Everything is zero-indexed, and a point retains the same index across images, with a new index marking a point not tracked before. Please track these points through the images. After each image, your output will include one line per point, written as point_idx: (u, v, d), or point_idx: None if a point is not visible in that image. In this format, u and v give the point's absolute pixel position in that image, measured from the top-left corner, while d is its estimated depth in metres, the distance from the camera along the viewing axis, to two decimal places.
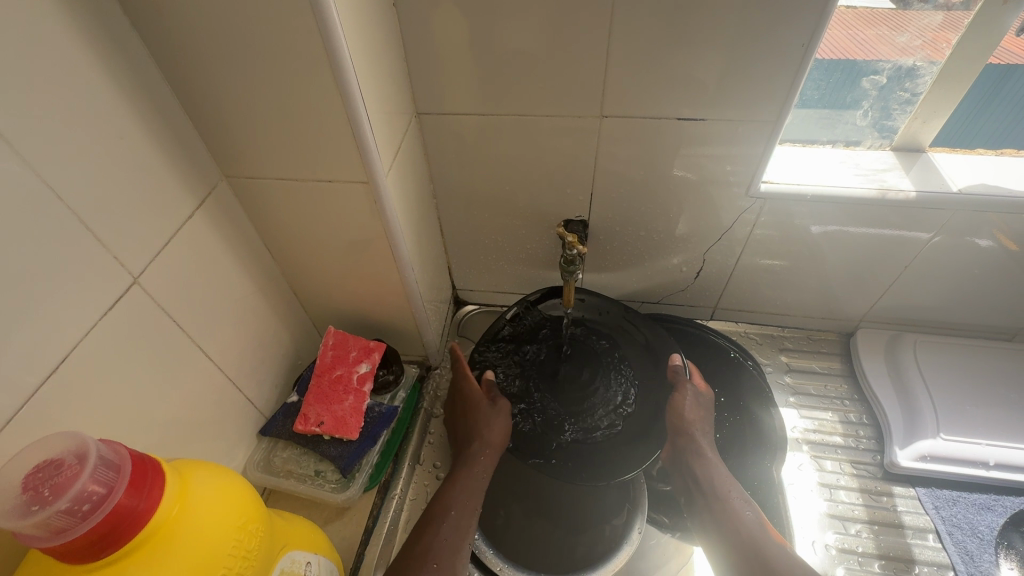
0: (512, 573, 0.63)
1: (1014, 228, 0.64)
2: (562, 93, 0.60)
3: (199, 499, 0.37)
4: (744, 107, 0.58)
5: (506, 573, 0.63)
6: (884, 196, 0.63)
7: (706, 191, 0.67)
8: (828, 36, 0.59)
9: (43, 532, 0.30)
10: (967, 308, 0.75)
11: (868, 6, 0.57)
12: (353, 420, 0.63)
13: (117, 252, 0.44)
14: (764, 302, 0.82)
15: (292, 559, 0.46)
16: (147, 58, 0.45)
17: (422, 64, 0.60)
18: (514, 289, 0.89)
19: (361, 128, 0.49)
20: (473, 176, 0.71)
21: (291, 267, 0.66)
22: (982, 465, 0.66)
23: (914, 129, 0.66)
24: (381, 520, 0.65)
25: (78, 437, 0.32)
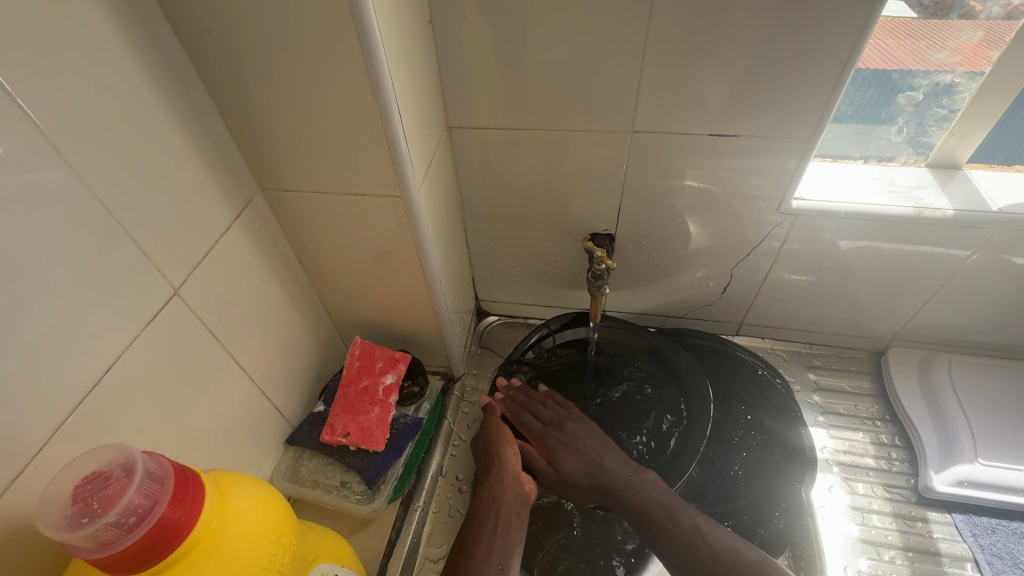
0: None
1: None
2: (593, 109, 0.60)
3: (236, 511, 0.37)
4: (777, 123, 0.58)
5: None
6: (920, 214, 0.62)
7: (736, 206, 0.67)
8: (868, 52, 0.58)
9: (91, 544, 0.30)
10: (1005, 329, 0.73)
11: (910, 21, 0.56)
12: (379, 432, 0.63)
13: (160, 265, 0.45)
14: (792, 319, 0.81)
15: (322, 572, 0.46)
16: (193, 76, 0.47)
17: (454, 80, 0.61)
18: (538, 301, 0.89)
19: (397, 142, 0.49)
20: (500, 189, 0.72)
21: (321, 278, 0.67)
22: (1022, 492, 0.64)
23: (951, 145, 0.65)
24: (404, 533, 0.65)
25: (125, 449, 0.33)
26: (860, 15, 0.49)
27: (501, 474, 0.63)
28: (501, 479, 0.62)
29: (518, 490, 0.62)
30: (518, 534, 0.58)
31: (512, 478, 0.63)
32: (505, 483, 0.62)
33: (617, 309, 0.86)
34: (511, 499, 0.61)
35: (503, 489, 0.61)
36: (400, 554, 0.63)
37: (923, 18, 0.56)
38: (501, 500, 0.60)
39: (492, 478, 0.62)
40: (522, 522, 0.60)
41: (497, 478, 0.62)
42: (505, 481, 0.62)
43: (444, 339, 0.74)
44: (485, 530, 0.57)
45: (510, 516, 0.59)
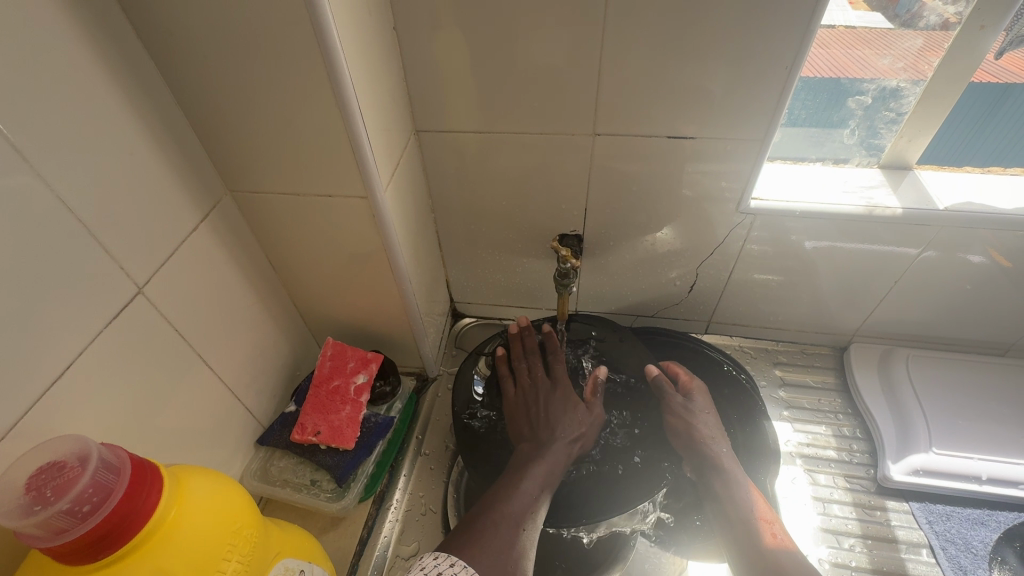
0: None
1: (1007, 246, 0.65)
2: (557, 112, 0.62)
3: (196, 503, 0.38)
4: (734, 125, 0.60)
5: None
6: (871, 213, 0.65)
7: (701, 208, 0.69)
8: (814, 61, 0.61)
9: (44, 532, 0.31)
10: (957, 323, 0.76)
11: (851, 29, 0.59)
12: (349, 430, 0.63)
13: (125, 263, 0.46)
14: (758, 317, 0.83)
15: (286, 566, 0.47)
16: (158, 78, 0.48)
17: (421, 84, 0.62)
18: (512, 302, 0.90)
19: (360, 143, 0.50)
20: (470, 191, 0.73)
21: (292, 280, 0.68)
22: (975, 479, 0.66)
23: (900, 147, 0.68)
24: (375, 532, 0.65)
25: (79, 440, 0.34)
26: (803, 20, 0.51)
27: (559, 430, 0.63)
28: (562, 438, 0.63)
29: (569, 451, 0.62)
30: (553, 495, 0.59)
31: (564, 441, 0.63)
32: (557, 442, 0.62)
33: (589, 308, 0.88)
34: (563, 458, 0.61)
35: (556, 449, 0.61)
36: (371, 554, 0.64)
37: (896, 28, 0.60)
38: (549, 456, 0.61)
39: (545, 436, 0.63)
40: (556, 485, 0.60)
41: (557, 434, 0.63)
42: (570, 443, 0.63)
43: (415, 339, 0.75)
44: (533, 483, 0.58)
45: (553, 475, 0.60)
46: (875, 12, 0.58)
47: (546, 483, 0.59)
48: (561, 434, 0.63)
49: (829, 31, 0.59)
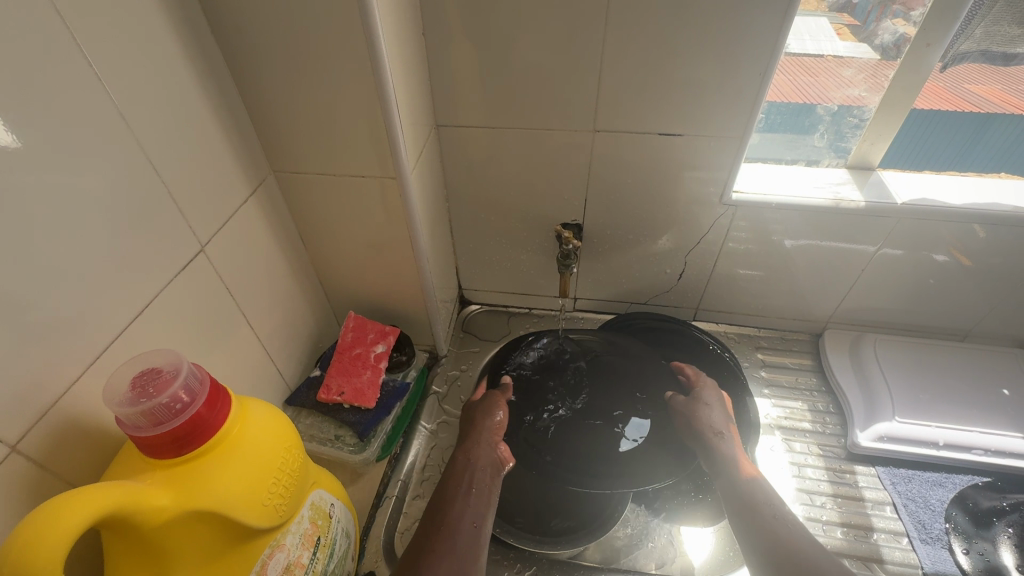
0: (511, 539, 0.70)
1: (966, 246, 0.74)
2: (562, 110, 0.70)
3: (256, 420, 0.44)
4: (717, 124, 0.68)
5: (505, 537, 0.70)
6: (837, 205, 0.73)
7: (689, 200, 0.77)
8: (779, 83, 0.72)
9: (144, 422, 0.37)
10: (920, 310, 0.84)
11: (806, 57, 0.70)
12: (370, 392, 0.70)
13: (192, 224, 0.53)
14: (742, 305, 0.91)
15: (320, 495, 0.53)
16: (224, 69, 0.56)
17: (443, 85, 0.71)
18: (515, 290, 0.97)
19: (395, 130, 0.58)
20: (482, 182, 0.81)
21: (320, 257, 0.75)
22: (933, 445, 0.73)
23: (864, 150, 0.77)
24: (391, 487, 0.71)
25: (172, 354, 0.41)
26: (774, 35, 0.60)
27: (479, 438, 0.65)
28: (479, 439, 0.65)
29: (491, 470, 0.63)
30: (488, 496, 0.61)
31: (490, 443, 0.65)
32: (481, 448, 0.65)
33: (588, 296, 0.96)
34: (486, 465, 0.63)
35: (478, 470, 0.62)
36: (387, 506, 0.70)
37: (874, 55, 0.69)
38: (475, 461, 0.63)
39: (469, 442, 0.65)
40: (494, 486, 0.62)
41: (475, 441, 0.65)
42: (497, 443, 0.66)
43: (428, 317, 0.81)
44: (459, 490, 0.60)
45: (486, 480, 0.62)
46: (862, 42, 0.69)
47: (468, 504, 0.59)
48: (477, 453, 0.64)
49: (819, 59, 0.70)
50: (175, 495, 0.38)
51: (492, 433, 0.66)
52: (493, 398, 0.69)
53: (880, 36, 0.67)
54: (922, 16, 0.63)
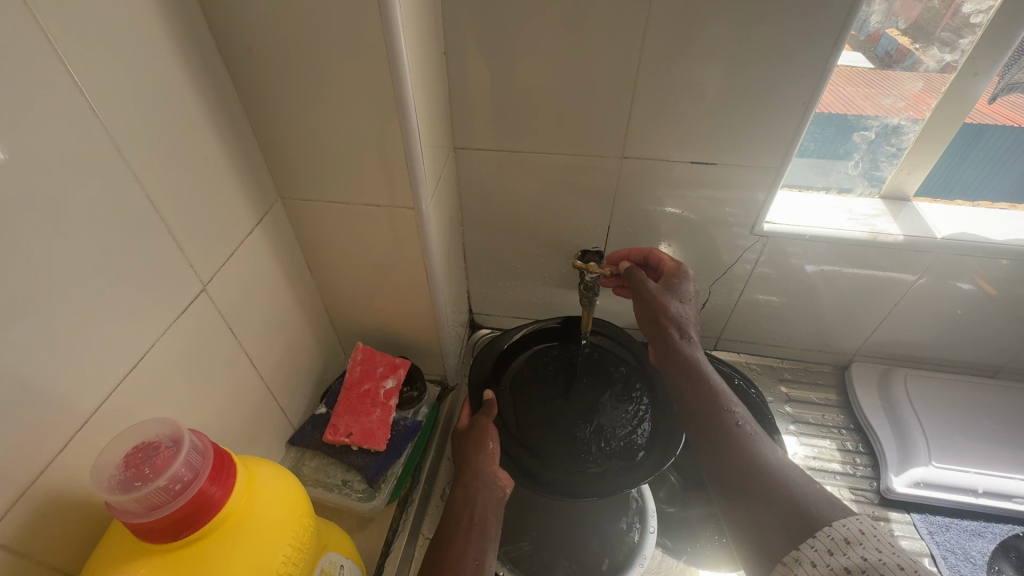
0: None
1: (991, 274, 0.71)
2: (589, 134, 0.66)
3: (263, 490, 0.40)
4: (751, 152, 0.65)
5: None
6: (875, 238, 0.70)
7: (717, 229, 0.73)
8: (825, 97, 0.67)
9: (137, 508, 0.33)
10: (952, 346, 0.81)
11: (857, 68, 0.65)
12: (380, 433, 0.65)
13: (194, 262, 0.48)
14: (766, 335, 0.87)
15: (330, 559, 0.48)
16: (231, 90, 0.51)
17: (462, 105, 0.66)
18: (529, 315, 0.93)
19: (415, 159, 0.54)
20: (499, 206, 0.77)
21: (326, 285, 0.70)
22: (971, 492, 0.70)
23: (900, 179, 0.73)
24: (400, 533, 0.67)
25: (172, 423, 0.36)
26: (819, 63, 0.57)
27: (476, 472, 0.60)
28: (477, 465, 0.61)
29: (495, 496, 0.59)
30: (490, 532, 0.57)
31: (488, 475, 0.60)
32: (480, 481, 0.60)
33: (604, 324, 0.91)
34: (485, 498, 0.59)
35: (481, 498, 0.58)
36: (396, 554, 0.65)
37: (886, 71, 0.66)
38: (475, 499, 0.58)
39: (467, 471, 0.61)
40: (497, 521, 0.58)
41: (471, 476, 0.60)
42: (495, 470, 0.61)
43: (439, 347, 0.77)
44: (460, 527, 0.56)
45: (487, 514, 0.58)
46: (905, 66, 0.65)
47: (476, 536, 0.55)
48: (479, 477, 0.60)
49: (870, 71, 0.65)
50: None
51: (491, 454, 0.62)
52: (484, 426, 0.65)
53: (880, 44, 0.63)
54: (972, 44, 0.60)
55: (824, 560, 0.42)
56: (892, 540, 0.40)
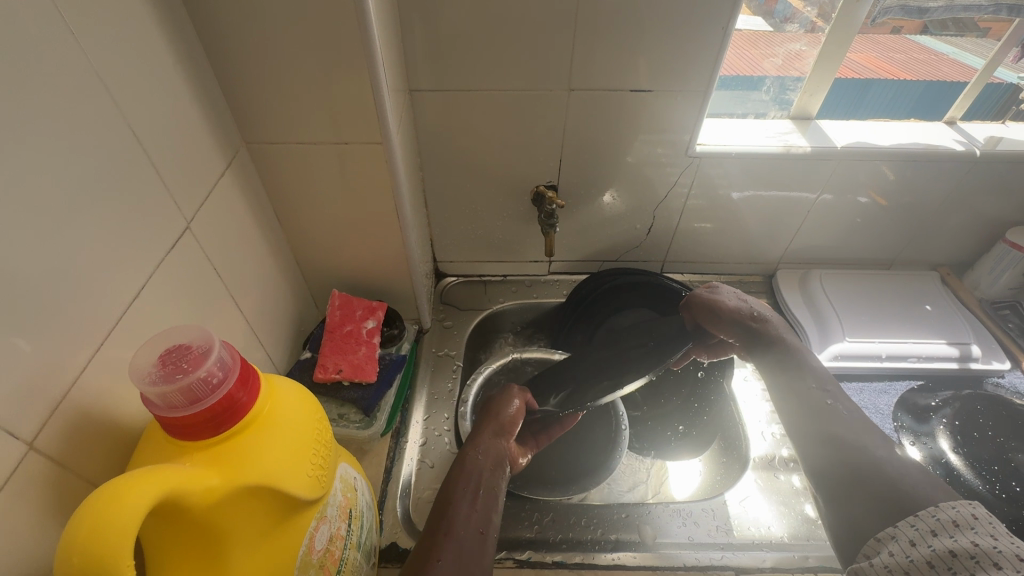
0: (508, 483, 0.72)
1: (878, 178, 0.83)
2: (539, 69, 0.70)
3: (286, 392, 0.43)
4: (686, 78, 0.71)
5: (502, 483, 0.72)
6: (789, 151, 0.79)
7: (658, 156, 0.80)
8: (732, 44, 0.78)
9: (183, 399, 0.35)
10: (855, 245, 0.95)
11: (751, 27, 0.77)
12: (369, 366, 0.68)
13: (175, 199, 0.48)
14: (705, 255, 0.97)
15: (345, 468, 0.52)
16: (190, 27, 0.50)
17: (416, 46, 0.68)
18: (490, 258, 0.97)
19: (381, 91, 0.56)
20: (456, 148, 0.79)
21: (296, 233, 0.71)
22: (877, 358, 0.83)
23: (805, 101, 0.84)
24: (398, 460, 0.71)
25: (199, 329, 0.39)
26: None
27: (478, 441, 0.58)
28: (488, 435, 0.60)
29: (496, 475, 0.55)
30: (497, 499, 0.53)
31: (497, 443, 0.59)
32: (483, 447, 0.58)
33: (562, 259, 0.97)
34: (490, 465, 0.56)
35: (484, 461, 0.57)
36: (397, 479, 0.70)
37: (777, 31, 0.78)
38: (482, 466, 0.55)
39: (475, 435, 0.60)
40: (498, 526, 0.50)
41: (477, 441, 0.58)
42: (505, 440, 0.60)
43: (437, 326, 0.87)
44: (469, 491, 0.51)
45: (492, 474, 0.55)
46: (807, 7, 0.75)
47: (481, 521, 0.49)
48: (485, 442, 0.59)
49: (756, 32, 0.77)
50: (223, 473, 0.36)
51: (504, 423, 0.62)
52: (500, 397, 0.66)
53: (778, 8, 0.75)
54: None
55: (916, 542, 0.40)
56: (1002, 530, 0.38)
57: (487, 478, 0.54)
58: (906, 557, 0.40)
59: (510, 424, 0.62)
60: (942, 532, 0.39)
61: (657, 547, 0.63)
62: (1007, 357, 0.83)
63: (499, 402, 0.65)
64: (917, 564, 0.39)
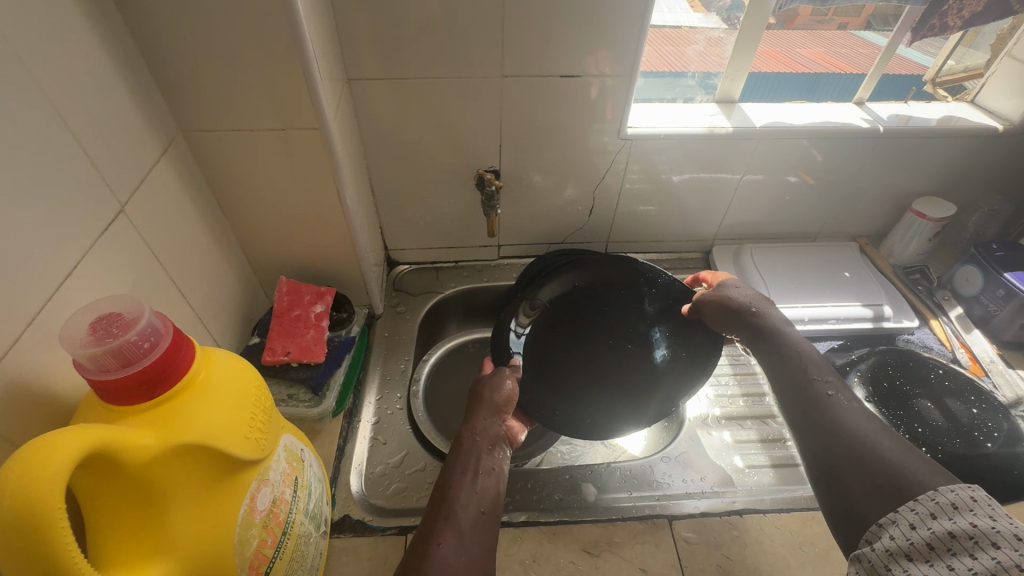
0: None
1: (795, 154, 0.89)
2: (473, 58, 0.73)
3: (223, 359, 0.45)
4: (613, 64, 0.75)
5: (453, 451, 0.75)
6: (712, 132, 0.85)
7: (593, 139, 0.85)
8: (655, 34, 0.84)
9: (117, 361, 0.37)
10: (782, 220, 1.02)
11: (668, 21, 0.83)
12: (318, 347, 0.71)
13: (107, 182, 0.49)
14: (646, 235, 1.02)
15: (290, 437, 0.54)
16: (116, 15, 0.51)
17: (351, 35, 0.70)
18: (441, 245, 1.00)
19: (313, 76, 0.58)
20: (399, 136, 0.82)
21: (240, 220, 0.72)
22: (800, 321, 0.89)
23: (728, 86, 0.90)
24: (351, 438, 0.74)
25: (130, 299, 0.41)
26: None
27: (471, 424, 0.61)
28: (483, 418, 0.63)
29: (492, 458, 0.58)
30: (497, 478, 0.56)
31: (490, 424, 0.62)
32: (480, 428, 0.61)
33: (511, 243, 1.01)
34: (487, 445, 0.59)
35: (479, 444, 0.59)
36: (350, 455, 0.72)
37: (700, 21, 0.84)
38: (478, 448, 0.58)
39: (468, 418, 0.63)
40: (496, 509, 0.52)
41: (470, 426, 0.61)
42: (500, 419, 0.63)
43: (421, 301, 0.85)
44: (467, 473, 0.54)
45: (488, 455, 0.58)
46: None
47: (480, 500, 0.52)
48: (484, 424, 0.62)
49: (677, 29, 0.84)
50: (159, 434, 0.38)
51: (494, 404, 0.65)
52: (497, 375, 0.69)
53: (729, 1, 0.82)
54: None
55: (924, 524, 0.41)
56: (1006, 511, 0.37)
57: (486, 458, 0.57)
58: (906, 540, 0.40)
59: (502, 404, 0.65)
60: (942, 515, 0.40)
61: (597, 502, 0.68)
62: (915, 315, 0.91)
63: (493, 384, 0.67)
64: (918, 547, 0.39)
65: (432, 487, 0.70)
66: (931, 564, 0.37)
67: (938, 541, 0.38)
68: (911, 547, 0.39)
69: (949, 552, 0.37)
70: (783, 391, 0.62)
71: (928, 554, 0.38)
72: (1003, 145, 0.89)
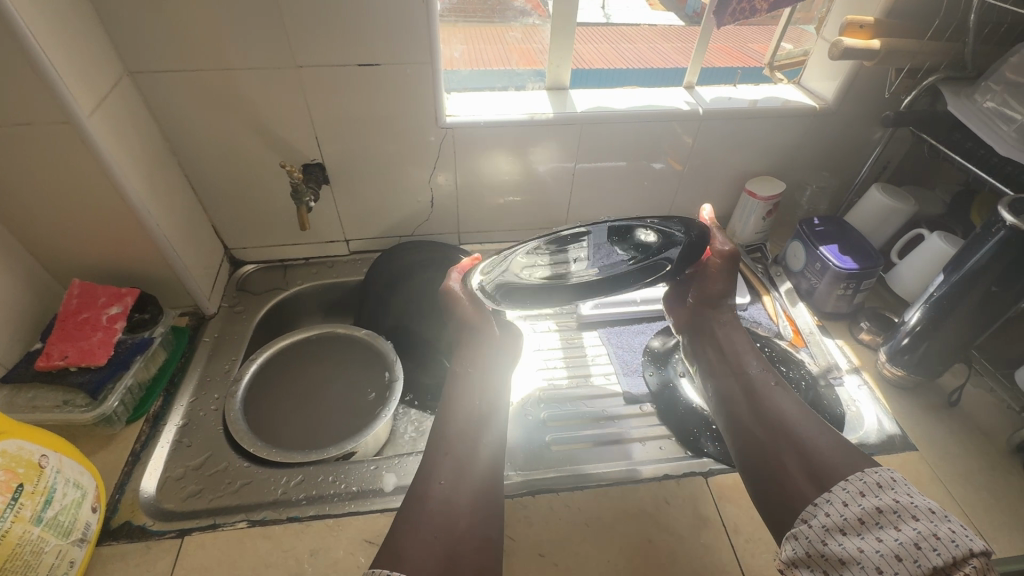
0: (264, 447, 0.73)
1: (621, 137, 0.91)
2: (261, 48, 0.71)
3: None
4: (411, 52, 0.75)
5: (258, 450, 0.72)
6: (532, 119, 0.86)
7: (411, 130, 0.84)
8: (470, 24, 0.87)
9: None
10: (629, 205, 1.04)
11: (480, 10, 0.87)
12: (101, 350, 0.69)
13: None
14: (496, 225, 1.03)
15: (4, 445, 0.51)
16: None
17: (120, 26, 0.67)
18: (285, 243, 0.98)
19: (41, 66, 0.55)
20: (205, 131, 0.79)
21: (15, 221, 0.69)
22: (633, 303, 0.91)
23: (554, 73, 0.91)
24: (149, 443, 0.71)
25: None
26: None
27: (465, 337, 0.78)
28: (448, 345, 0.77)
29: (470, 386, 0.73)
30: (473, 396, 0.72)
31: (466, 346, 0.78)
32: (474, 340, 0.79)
33: (358, 238, 1.00)
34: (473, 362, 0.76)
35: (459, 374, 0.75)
36: (145, 461, 0.70)
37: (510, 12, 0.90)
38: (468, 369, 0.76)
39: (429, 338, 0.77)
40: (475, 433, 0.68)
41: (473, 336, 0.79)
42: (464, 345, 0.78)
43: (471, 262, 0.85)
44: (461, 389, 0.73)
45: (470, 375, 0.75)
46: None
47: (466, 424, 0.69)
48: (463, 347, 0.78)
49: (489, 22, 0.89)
50: None
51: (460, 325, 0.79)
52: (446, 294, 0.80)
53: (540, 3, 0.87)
54: None
55: (852, 499, 0.51)
56: (917, 490, 0.50)
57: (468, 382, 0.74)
58: (840, 516, 0.51)
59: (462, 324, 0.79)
60: (868, 493, 0.51)
61: (394, 493, 0.67)
62: (748, 291, 0.95)
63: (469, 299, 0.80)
64: (850, 520, 0.50)
65: (229, 486, 0.68)
66: (861, 536, 0.48)
67: (856, 522, 0.49)
68: (844, 523, 0.50)
69: (877, 525, 0.48)
70: (723, 368, 0.74)
71: (860, 527, 0.49)
72: (817, 124, 0.92)
